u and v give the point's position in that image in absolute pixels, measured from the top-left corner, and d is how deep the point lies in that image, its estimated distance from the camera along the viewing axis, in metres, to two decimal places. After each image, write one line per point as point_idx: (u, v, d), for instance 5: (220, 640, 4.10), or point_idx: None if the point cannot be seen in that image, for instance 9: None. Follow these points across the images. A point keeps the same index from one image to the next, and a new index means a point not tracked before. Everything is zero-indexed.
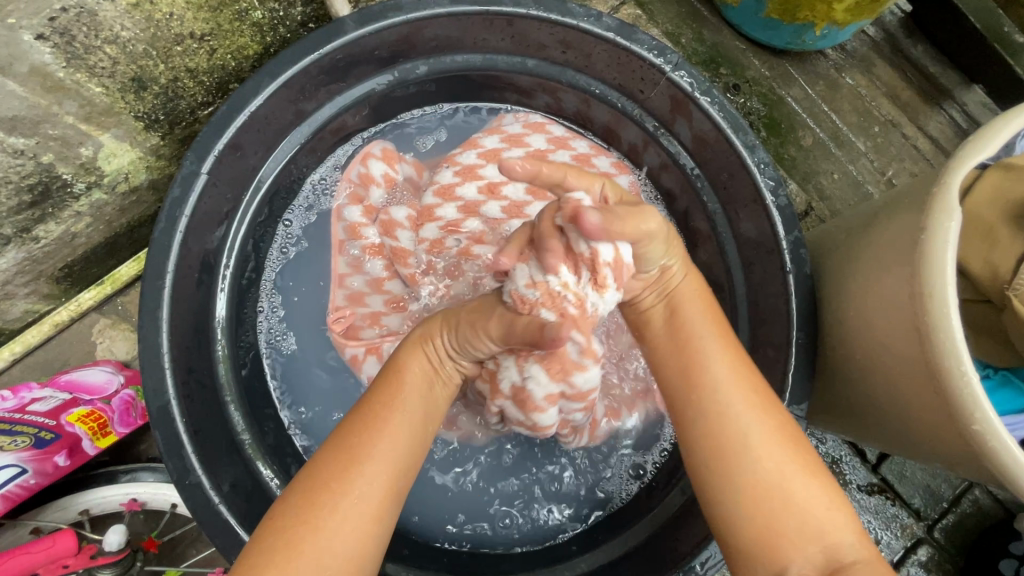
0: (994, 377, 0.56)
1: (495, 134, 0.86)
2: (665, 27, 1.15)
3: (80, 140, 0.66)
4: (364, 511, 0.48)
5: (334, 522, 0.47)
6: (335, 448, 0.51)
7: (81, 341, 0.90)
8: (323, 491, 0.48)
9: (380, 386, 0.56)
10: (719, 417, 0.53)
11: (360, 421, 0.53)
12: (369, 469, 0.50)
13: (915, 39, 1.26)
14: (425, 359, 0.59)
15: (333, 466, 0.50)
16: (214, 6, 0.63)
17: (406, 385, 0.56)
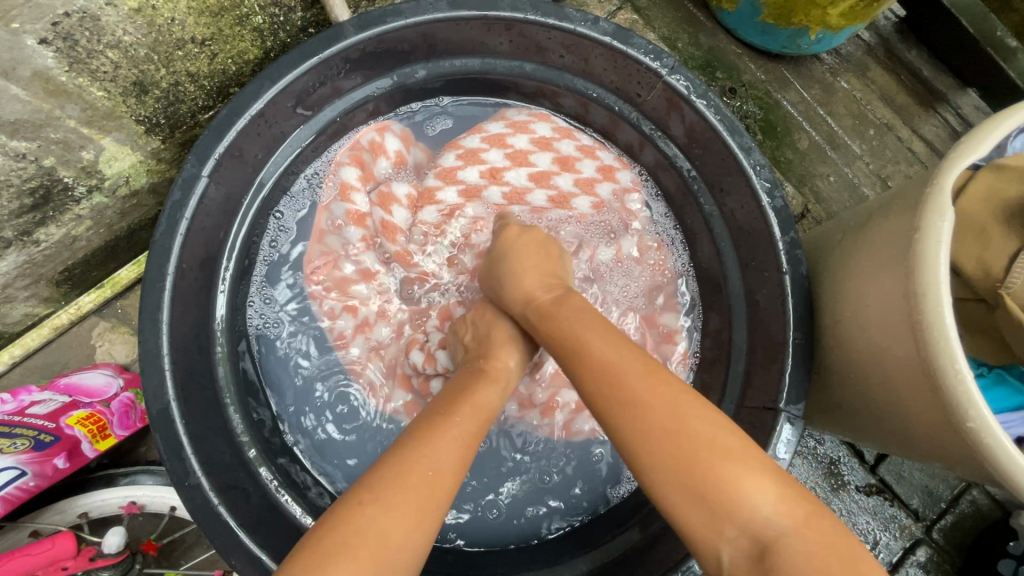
0: (989, 376, 0.56)
1: (501, 120, 0.89)
2: (662, 32, 1.16)
3: (82, 144, 0.66)
4: (433, 490, 0.48)
5: (401, 498, 0.46)
6: (411, 436, 0.52)
7: (81, 344, 0.90)
8: (409, 471, 0.48)
9: (451, 399, 0.58)
10: (633, 408, 0.49)
11: (433, 419, 0.54)
12: (442, 453, 0.50)
13: (909, 43, 1.27)
14: (496, 383, 0.61)
15: (410, 452, 0.50)
16: (216, 11, 0.64)
17: (477, 399, 0.58)
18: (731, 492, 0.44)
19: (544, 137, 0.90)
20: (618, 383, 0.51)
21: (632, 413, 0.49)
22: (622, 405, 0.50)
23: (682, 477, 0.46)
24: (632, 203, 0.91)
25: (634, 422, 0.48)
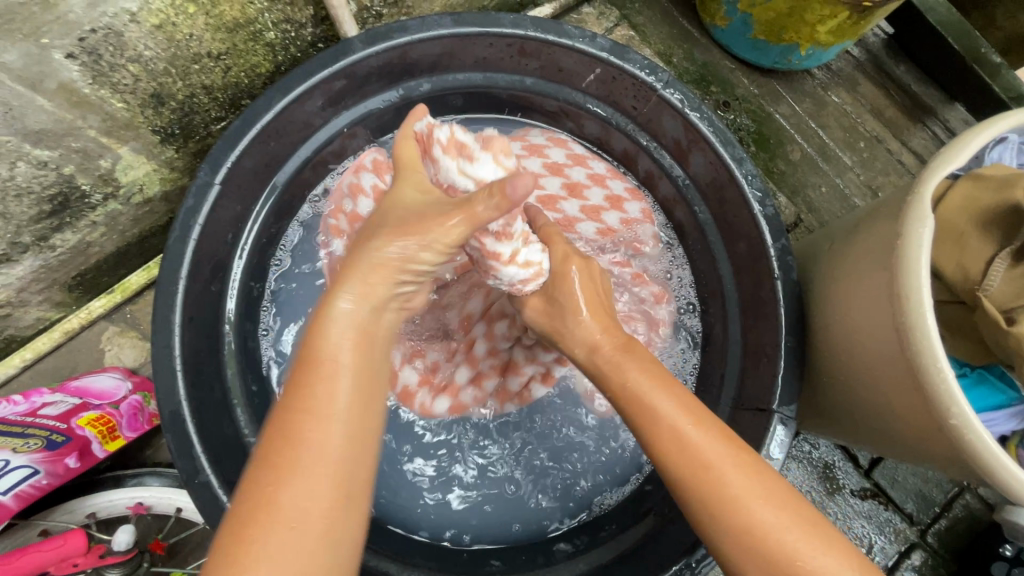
0: (970, 375, 0.58)
1: (520, 142, 0.94)
2: (658, 47, 1.19)
3: (100, 153, 0.69)
4: (303, 529, 0.40)
5: (268, 549, 0.39)
6: (255, 465, 0.42)
7: (90, 348, 0.92)
8: (252, 516, 0.40)
9: (307, 359, 0.44)
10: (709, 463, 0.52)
11: (279, 428, 0.43)
12: (298, 481, 0.41)
13: (897, 59, 1.32)
14: (357, 331, 0.46)
15: (253, 487, 0.41)
16: (231, 27, 0.67)
17: (336, 351, 0.44)
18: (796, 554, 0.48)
19: (557, 162, 0.95)
20: (682, 437, 0.54)
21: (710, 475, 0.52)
22: (693, 463, 0.53)
23: (748, 540, 0.50)
24: (643, 233, 0.93)
25: (722, 492, 0.51)
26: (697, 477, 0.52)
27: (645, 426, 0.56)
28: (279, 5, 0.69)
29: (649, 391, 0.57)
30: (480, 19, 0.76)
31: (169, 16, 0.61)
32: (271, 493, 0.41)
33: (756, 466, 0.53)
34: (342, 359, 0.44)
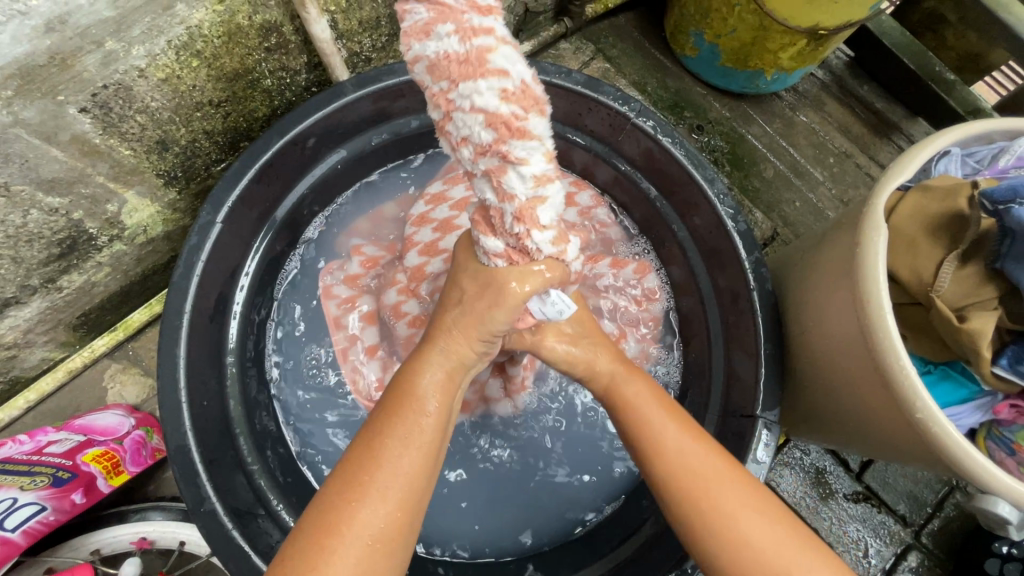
0: (935, 372, 0.61)
1: (460, 185, 0.91)
2: (632, 77, 1.25)
3: (108, 198, 0.73)
4: (395, 494, 0.51)
5: (375, 498, 0.50)
6: (355, 451, 0.53)
7: (93, 387, 0.94)
8: (372, 467, 0.51)
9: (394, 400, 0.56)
10: (689, 476, 0.56)
11: (387, 414, 0.54)
12: (410, 453, 0.52)
13: (860, 79, 1.40)
14: (447, 364, 0.58)
15: (362, 453, 0.52)
16: (231, 77, 0.72)
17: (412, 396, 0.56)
18: (745, 537, 0.53)
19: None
20: (659, 446, 0.59)
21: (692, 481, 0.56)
22: (680, 482, 0.56)
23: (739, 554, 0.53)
24: (600, 217, 0.98)
25: (699, 500, 0.55)
26: (676, 487, 0.56)
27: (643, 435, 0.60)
28: (275, 55, 0.74)
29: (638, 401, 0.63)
30: None
31: (174, 70, 0.66)
32: (377, 461, 0.51)
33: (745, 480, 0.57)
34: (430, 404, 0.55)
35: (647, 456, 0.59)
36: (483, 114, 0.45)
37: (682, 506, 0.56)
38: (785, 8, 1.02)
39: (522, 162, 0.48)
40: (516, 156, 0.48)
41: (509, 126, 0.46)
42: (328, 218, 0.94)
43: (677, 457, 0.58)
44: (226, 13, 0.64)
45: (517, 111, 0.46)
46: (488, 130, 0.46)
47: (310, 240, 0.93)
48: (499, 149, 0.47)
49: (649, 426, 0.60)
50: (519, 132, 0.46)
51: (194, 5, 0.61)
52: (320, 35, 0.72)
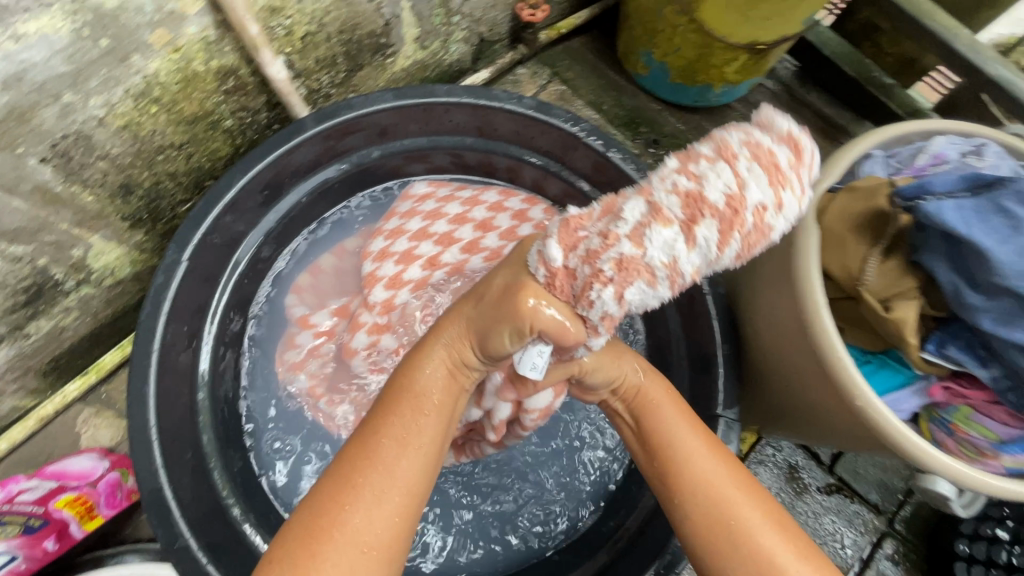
0: (873, 362, 0.65)
1: (415, 217, 0.98)
2: (588, 97, 1.30)
3: (73, 243, 0.74)
4: (394, 491, 0.51)
5: (369, 500, 0.50)
6: (350, 447, 0.53)
7: (66, 432, 0.94)
8: (364, 467, 0.51)
9: (394, 390, 0.56)
10: (712, 507, 0.57)
11: (382, 414, 0.54)
12: (409, 452, 0.52)
13: (807, 88, 1.47)
14: (448, 360, 0.57)
15: (353, 458, 0.52)
16: (191, 120, 0.75)
17: (416, 385, 0.56)
18: (771, 553, 0.55)
19: (459, 213, 1.00)
20: (693, 471, 0.59)
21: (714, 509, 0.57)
22: (710, 503, 0.57)
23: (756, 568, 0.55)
24: None
25: (722, 528, 0.56)
26: (706, 520, 0.57)
27: (664, 447, 0.62)
28: (234, 97, 0.77)
29: (662, 410, 0.65)
30: (419, 92, 0.86)
31: (134, 116, 0.68)
32: (368, 462, 0.51)
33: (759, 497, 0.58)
34: (433, 396, 0.56)
35: (677, 482, 0.59)
36: (731, 183, 0.44)
37: (710, 536, 0.57)
38: (724, 26, 1.08)
39: (674, 234, 0.45)
40: (687, 232, 0.44)
41: (724, 209, 0.44)
42: (292, 251, 0.96)
43: (701, 475, 0.59)
44: (181, 60, 0.67)
45: (741, 205, 0.44)
46: (708, 194, 0.43)
47: (274, 277, 0.95)
48: (691, 209, 0.44)
49: (672, 451, 0.61)
50: (724, 223, 0.44)
51: (150, 55, 0.63)
52: (276, 76, 0.75)
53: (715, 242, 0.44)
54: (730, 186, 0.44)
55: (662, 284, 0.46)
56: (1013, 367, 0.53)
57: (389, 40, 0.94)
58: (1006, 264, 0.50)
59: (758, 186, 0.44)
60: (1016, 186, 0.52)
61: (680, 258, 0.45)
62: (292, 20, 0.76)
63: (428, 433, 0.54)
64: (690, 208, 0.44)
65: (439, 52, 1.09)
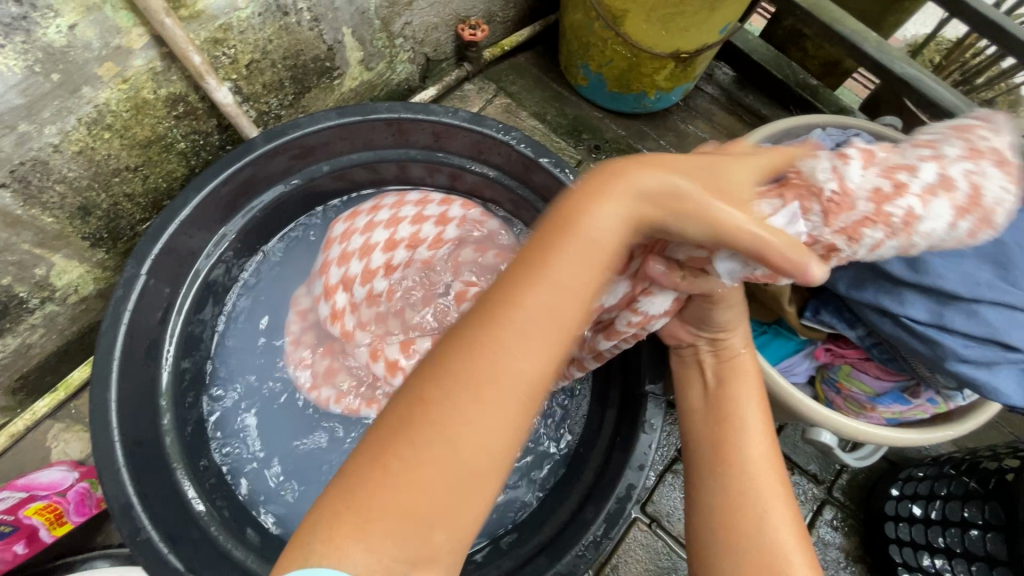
0: (769, 332, 0.77)
1: (347, 235, 0.98)
2: (533, 108, 1.38)
3: (35, 262, 0.80)
4: (518, 389, 0.44)
5: (492, 401, 0.43)
6: (466, 332, 0.44)
7: (36, 448, 0.97)
8: (483, 371, 0.43)
9: (536, 251, 0.46)
10: (744, 493, 0.59)
11: (496, 301, 0.45)
12: (526, 352, 0.44)
13: (746, 91, 1.55)
14: (630, 207, 0.46)
15: (465, 356, 0.43)
16: (144, 143, 0.81)
17: (557, 259, 0.45)
18: (784, 548, 0.56)
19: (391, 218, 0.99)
20: (744, 463, 0.60)
21: (741, 497, 0.59)
22: (733, 486, 0.59)
23: (762, 555, 0.56)
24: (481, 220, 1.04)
25: (751, 517, 0.57)
26: (732, 503, 0.59)
27: (725, 425, 0.63)
28: (185, 121, 0.84)
29: (741, 389, 0.65)
30: (358, 110, 0.93)
31: (88, 142, 0.74)
32: (505, 352, 0.44)
33: (791, 501, 0.59)
34: (589, 252, 0.45)
35: (731, 461, 0.61)
36: (1003, 187, 0.47)
37: (728, 522, 0.58)
38: (648, 38, 1.17)
39: (950, 215, 0.47)
40: (965, 212, 0.47)
41: (977, 193, 0.47)
42: (250, 267, 1.02)
43: (748, 462, 0.60)
44: (131, 90, 0.73)
45: (982, 196, 0.47)
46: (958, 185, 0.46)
47: (236, 292, 1.01)
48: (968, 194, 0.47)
49: (738, 439, 0.62)
50: (975, 204, 0.47)
51: (99, 86, 0.70)
52: (223, 100, 0.82)
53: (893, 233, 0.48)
54: (982, 176, 0.47)
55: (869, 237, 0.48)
56: (868, 325, 0.64)
57: (334, 63, 1.01)
58: None
59: (998, 183, 0.47)
60: None
61: (814, 230, 0.49)
62: (236, 49, 0.83)
63: (533, 327, 0.44)
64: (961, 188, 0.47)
65: (386, 72, 1.16)
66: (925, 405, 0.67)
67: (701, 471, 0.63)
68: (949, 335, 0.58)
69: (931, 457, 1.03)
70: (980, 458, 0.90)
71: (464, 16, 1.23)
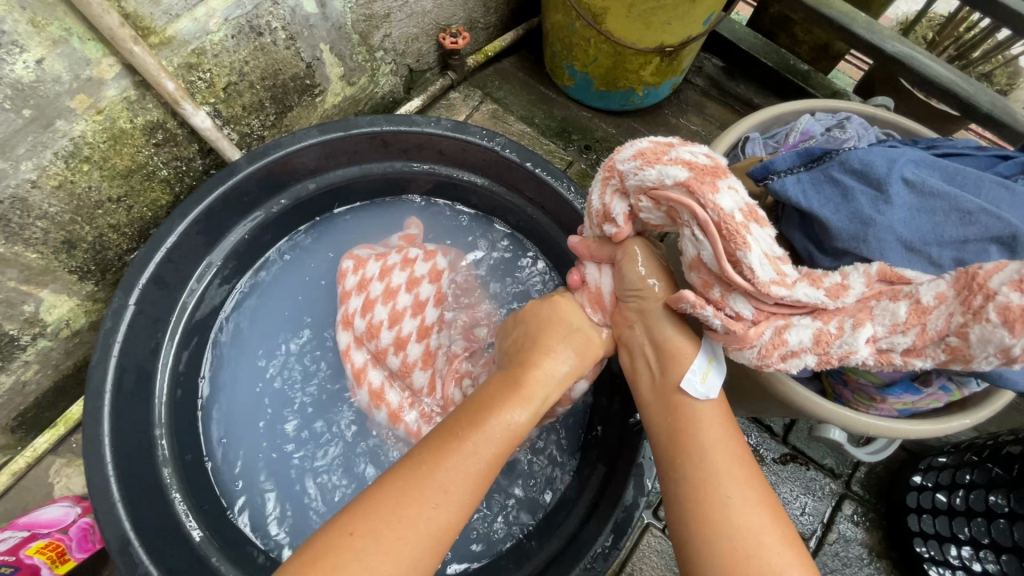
0: None
1: (404, 274, 0.94)
2: (521, 112, 1.37)
3: (23, 299, 0.80)
4: (431, 538, 0.54)
5: (405, 552, 0.52)
6: (411, 477, 0.56)
7: (39, 485, 0.95)
8: (408, 498, 0.54)
9: (474, 415, 0.62)
10: (707, 480, 0.59)
11: (441, 453, 0.58)
12: (447, 503, 0.55)
13: (738, 80, 1.53)
14: (528, 405, 0.64)
15: (400, 502, 0.54)
16: (125, 174, 0.80)
17: (494, 420, 0.61)
18: (756, 533, 0.56)
19: (437, 291, 0.96)
20: (702, 451, 0.61)
21: (704, 483, 0.59)
22: (699, 479, 0.60)
23: (738, 545, 0.55)
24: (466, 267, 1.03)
25: (717, 502, 0.58)
26: (699, 488, 0.59)
27: (687, 424, 0.63)
28: (166, 148, 0.83)
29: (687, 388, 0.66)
30: (340, 125, 0.93)
31: (67, 176, 0.74)
32: (428, 500, 0.55)
33: (756, 483, 0.60)
34: (511, 423, 0.62)
35: (690, 454, 0.61)
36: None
37: (699, 513, 0.58)
38: (631, 34, 1.15)
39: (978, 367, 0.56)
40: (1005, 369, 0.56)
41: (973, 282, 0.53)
42: (237, 292, 0.99)
43: (708, 454, 0.61)
44: (106, 121, 0.74)
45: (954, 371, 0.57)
46: (935, 314, 0.56)
47: (222, 314, 0.97)
48: (965, 312, 0.54)
49: (695, 428, 0.63)
50: (968, 322, 0.54)
51: (73, 119, 0.70)
52: (201, 125, 0.81)
53: (856, 321, 0.59)
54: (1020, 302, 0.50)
55: (801, 320, 0.61)
56: None
57: (314, 80, 1.00)
58: (840, 229, 0.60)
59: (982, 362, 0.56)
60: (840, 159, 0.62)
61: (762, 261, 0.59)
62: (211, 73, 0.82)
63: (491, 459, 0.60)
64: (952, 327, 0.55)
65: (369, 86, 1.15)
66: (938, 394, 0.66)
67: (667, 467, 0.63)
68: None
69: (952, 445, 0.99)
70: (1002, 442, 0.86)
71: (444, 24, 1.22)
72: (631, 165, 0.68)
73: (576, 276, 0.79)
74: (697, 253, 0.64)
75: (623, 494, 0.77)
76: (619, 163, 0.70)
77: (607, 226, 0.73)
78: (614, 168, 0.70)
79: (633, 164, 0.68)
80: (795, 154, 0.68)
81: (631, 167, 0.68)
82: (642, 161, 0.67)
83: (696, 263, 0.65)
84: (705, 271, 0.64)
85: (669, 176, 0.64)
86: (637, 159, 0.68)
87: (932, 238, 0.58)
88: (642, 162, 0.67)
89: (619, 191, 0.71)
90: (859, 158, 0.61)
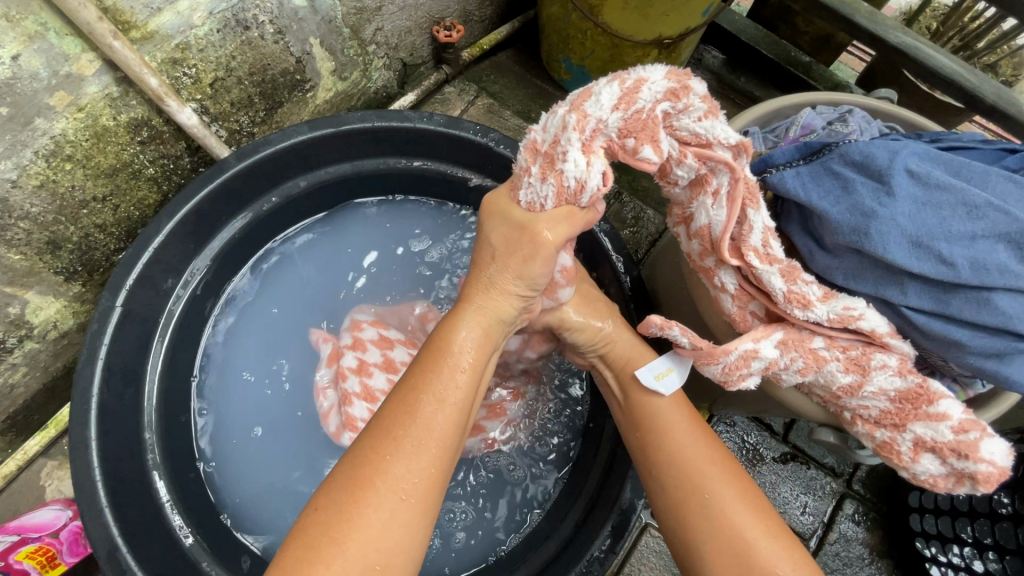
0: None
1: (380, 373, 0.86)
2: (517, 107, 1.34)
3: (7, 301, 0.78)
4: (402, 491, 0.52)
5: (372, 513, 0.50)
6: (370, 436, 0.54)
7: (30, 488, 0.94)
8: (365, 485, 0.51)
9: (426, 354, 0.59)
10: (682, 487, 0.61)
11: (394, 404, 0.56)
12: (409, 453, 0.53)
13: (738, 73, 1.50)
14: (479, 325, 0.62)
15: (355, 465, 0.53)
16: (109, 173, 0.79)
17: (444, 355, 0.59)
18: (740, 529, 0.57)
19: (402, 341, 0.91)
20: (670, 458, 0.63)
21: (682, 491, 0.61)
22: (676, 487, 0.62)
23: (725, 547, 0.57)
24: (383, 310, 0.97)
25: (695, 505, 0.59)
26: (677, 496, 0.61)
27: (656, 436, 0.66)
28: (152, 146, 0.81)
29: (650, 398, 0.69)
30: (331, 122, 0.91)
31: (48, 175, 0.72)
32: (384, 455, 0.52)
33: (735, 479, 0.61)
34: (462, 350, 0.59)
35: (660, 464, 0.64)
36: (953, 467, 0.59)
37: (684, 521, 0.60)
38: (628, 26, 1.13)
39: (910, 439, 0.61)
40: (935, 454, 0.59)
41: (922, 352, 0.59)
42: (230, 292, 0.98)
43: (677, 461, 0.63)
44: (88, 118, 0.72)
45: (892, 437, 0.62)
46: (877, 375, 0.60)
47: (213, 316, 0.96)
48: (900, 415, 0.60)
49: (658, 438, 0.65)
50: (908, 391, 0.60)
51: (53, 117, 0.69)
52: (187, 122, 0.79)
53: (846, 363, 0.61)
54: (939, 438, 0.58)
55: (789, 373, 0.63)
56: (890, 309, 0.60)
57: (305, 76, 0.98)
58: (840, 222, 0.58)
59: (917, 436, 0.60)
60: (840, 151, 0.61)
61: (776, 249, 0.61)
62: (197, 69, 0.80)
63: (455, 396, 0.57)
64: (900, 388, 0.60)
65: (362, 81, 1.13)
66: None
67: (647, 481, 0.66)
68: (955, 326, 0.57)
69: None
70: None
71: (438, 17, 1.20)
72: (697, 103, 0.61)
73: (545, 160, 0.61)
74: (708, 223, 0.64)
75: (621, 496, 0.75)
76: (696, 88, 0.62)
77: (634, 137, 0.60)
78: (685, 90, 0.61)
79: (701, 105, 0.62)
80: (795, 148, 0.67)
81: (698, 103, 0.61)
82: (707, 109, 0.62)
83: (702, 231, 0.65)
84: (707, 238, 0.65)
85: (733, 135, 0.61)
86: (703, 101, 0.62)
87: (940, 232, 0.55)
88: (711, 111, 0.62)
89: (666, 119, 0.62)
90: (860, 149, 0.60)
